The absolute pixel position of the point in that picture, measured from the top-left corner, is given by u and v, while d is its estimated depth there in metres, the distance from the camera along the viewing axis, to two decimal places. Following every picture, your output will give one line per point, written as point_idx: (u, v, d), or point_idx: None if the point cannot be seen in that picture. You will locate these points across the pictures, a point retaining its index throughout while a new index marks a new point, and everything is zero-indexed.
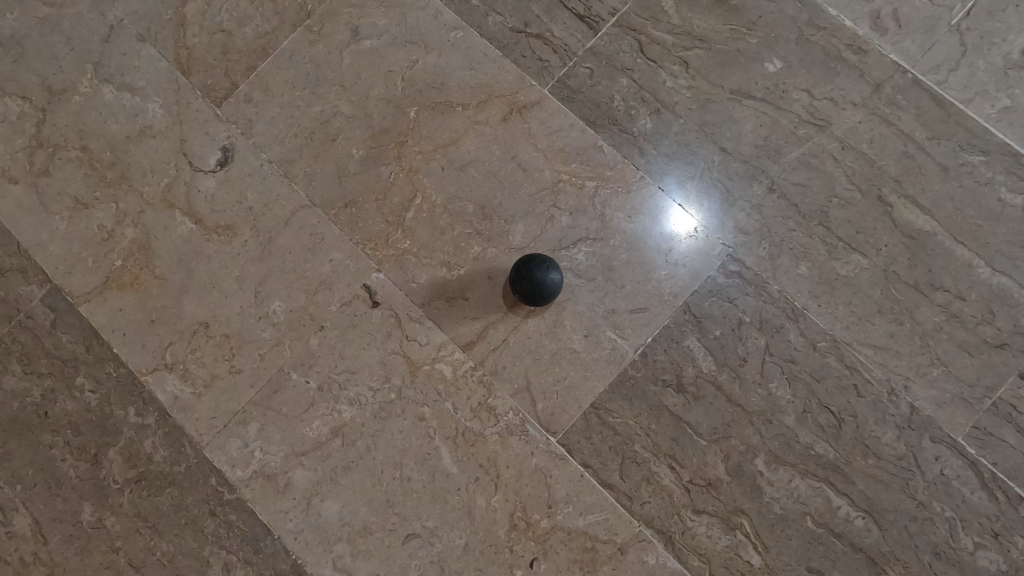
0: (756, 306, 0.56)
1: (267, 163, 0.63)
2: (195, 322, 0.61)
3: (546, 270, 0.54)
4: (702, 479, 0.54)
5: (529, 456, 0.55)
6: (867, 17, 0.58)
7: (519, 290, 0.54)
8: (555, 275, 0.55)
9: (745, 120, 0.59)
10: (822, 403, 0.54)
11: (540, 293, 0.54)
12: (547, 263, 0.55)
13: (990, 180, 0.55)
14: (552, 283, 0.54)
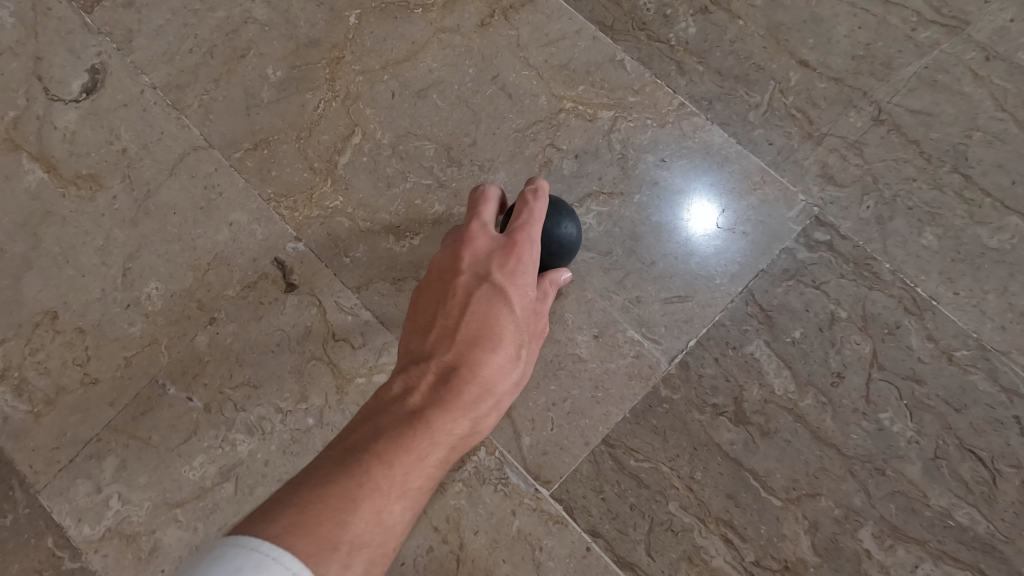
0: (856, 292, 0.37)
1: (150, 89, 0.45)
2: (40, 309, 0.43)
3: (554, 218, 0.34)
4: (775, 561, 0.35)
5: (507, 517, 0.36)
6: None
7: None
8: (569, 227, 0.34)
9: (835, 21, 0.40)
10: (963, 445, 0.34)
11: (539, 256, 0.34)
12: (554, 209, 0.34)
13: None
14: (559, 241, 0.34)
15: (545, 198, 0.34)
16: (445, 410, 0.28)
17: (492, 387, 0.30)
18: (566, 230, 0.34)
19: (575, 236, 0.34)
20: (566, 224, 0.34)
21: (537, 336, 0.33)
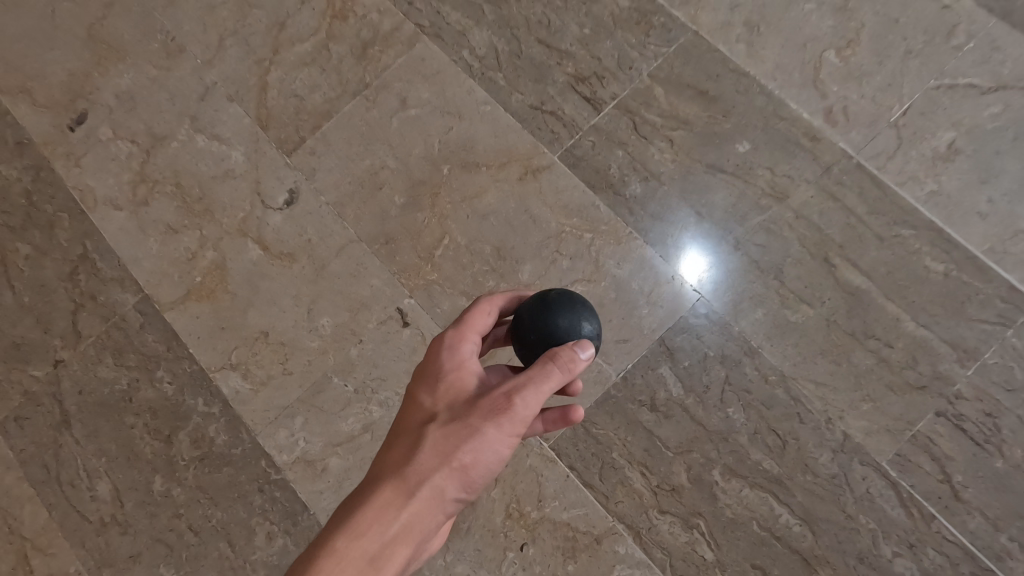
0: (719, 342, 0.67)
1: (324, 204, 0.77)
2: (259, 329, 0.74)
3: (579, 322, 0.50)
4: (668, 484, 0.64)
5: (525, 457, 0.66)
6: (822, 112, 0.71)
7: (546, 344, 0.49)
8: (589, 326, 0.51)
9: (718, 190, 0.71)
10: (770, 426, 0.64)
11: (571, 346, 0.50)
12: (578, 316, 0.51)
13: (918, 250, 0.67)
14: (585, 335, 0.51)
15: (569, 308, 0.51)
16: (364, 505, 0.37)
17: (406, 476, 0.38)
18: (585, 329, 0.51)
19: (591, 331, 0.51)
20: (585, 324, 0.50)
21: (466, 428, 0.40)
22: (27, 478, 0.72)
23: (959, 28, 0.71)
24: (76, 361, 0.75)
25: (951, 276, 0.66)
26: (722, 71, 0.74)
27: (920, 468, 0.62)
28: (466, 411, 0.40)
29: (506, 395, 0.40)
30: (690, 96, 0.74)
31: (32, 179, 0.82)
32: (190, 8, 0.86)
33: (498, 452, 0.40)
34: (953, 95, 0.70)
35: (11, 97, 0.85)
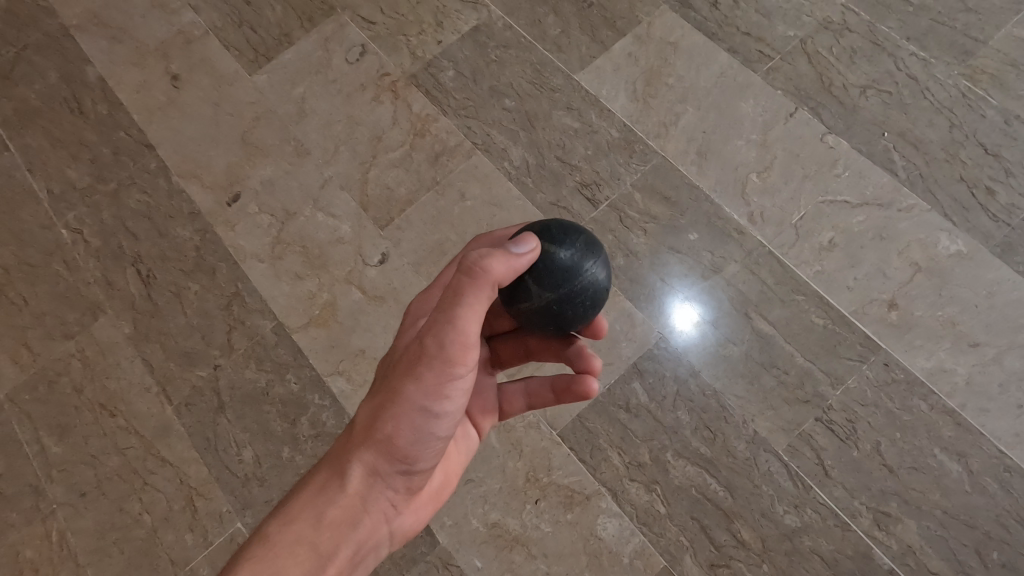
0: (673, 367, 1.00)
1: (405, 263, 1.11)
2: (358, 348, 1.07)
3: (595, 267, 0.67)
4: (636, 461, 0.96)
5: (540, 440, 0.98)
6: (746, 215, 1.06)
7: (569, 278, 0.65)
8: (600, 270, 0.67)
9: (675, 264, 1.05)
10: (705, 424, 0.96)
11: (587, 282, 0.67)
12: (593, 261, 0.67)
13: (807, 310, 1.00)
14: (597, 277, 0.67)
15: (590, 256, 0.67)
16: (323, 474, 0.65)
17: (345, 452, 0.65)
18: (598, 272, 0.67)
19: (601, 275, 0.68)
20: (598, 269, 0.67)
21: (379, 410, 0.63)
22: (194, 445, 1.05)
23: (839, 162, 1.07)
24: (229, 366, 1.09)
25: (829, 327, 0.98)
26: (681, 184, 1.09)
27: (803, 454, 0.93)
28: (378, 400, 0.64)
29: (400, 379, 0.61)
30: (659, 200, 1.09)
31: (201, 238, 1.17)
32: (314, 124, 1.23)
33: (419, 401, 0.61)
34: (833, 207, 1.04)
35: (187, 180, 1.22)
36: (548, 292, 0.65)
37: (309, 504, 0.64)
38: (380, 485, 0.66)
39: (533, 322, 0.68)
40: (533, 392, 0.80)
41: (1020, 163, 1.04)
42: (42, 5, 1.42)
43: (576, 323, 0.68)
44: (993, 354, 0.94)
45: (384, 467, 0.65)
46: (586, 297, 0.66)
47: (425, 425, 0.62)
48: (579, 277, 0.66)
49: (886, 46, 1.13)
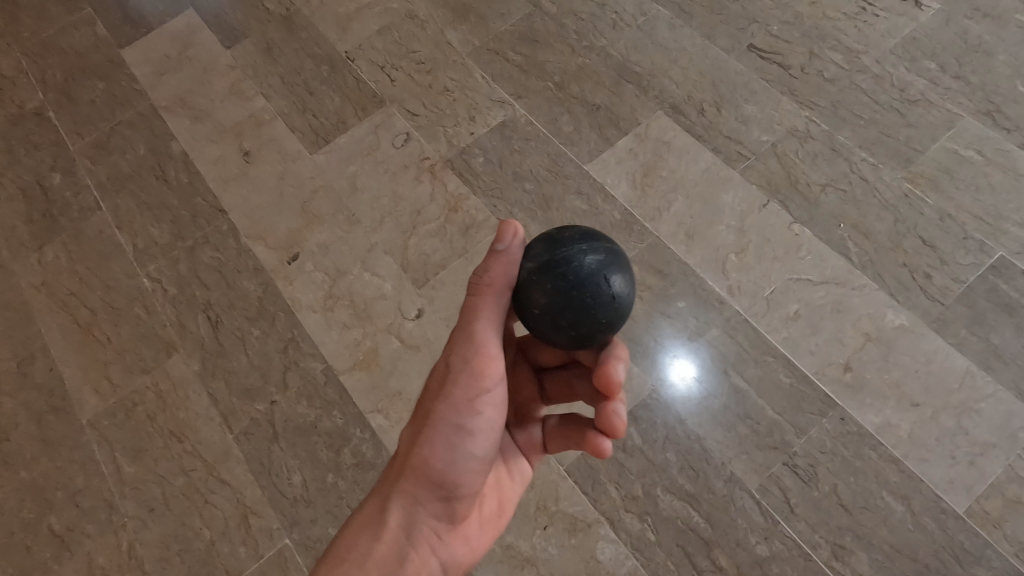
0: (663, 414, 1.18)
1: (437, 318, 1.31)
2: (395, 389, 1.26)
3: (613, 276, 0.71)
4: (631, 494, 1.12)
5: (549, 474, 1.15)
6: (726, 288, 1.27)
7: (584, 277, 0.70)
8: (617, 280, 0.72)
9: (666, 327, 1.25)
10: (690, 464, 1.14)
11: (601, 286, 0.71)
12: (612, 272, 0.72)
13: (776, 370, 1.19)
14: (614, 287, 0.71)
15: (612, 267, 0.72)
16: (369, 509, 0.78)
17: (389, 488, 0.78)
18: (615, 282, 0.71)
19: (618, 285, 0.72)
20: (615, 278, 0.71)
21: (416, 440, 0.78)
22: (250, 469, 1.22)
23: (803, 246, 1.29)
24: (284, 401, 1.27)
25: (795, 385, 1.17)
26: (672, 260, 1.31)
27: (772, 493, 1.10)
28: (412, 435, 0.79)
29: (432, 409, 0.77)
30: (654, 272, 1.30)
31: (263, 290, 1.38)
32: (364, 197, 1.46)
33: (450, 422, 0.76)
34: (798, 284, 1.25)
35: (253, 241, 1.44)
36: (528, 260, 0.73)
37: (361, 535, 0.75)
38: (423, 512, 0.78)
39: (521, 305, 0.74)
40: (569, 428, 0.90)
41: (952, 253, 1.25)
42: (136, 88, 1.69)
43: (558, 304, 0.70)
44: (931, 412, 1.13)
45: (425, 493, 0.77)
46: (570, 277, 0.70)
47: (460, 442, 0.76)
48: (562, 248, 0.72)
49: (843, 152, 1.37)
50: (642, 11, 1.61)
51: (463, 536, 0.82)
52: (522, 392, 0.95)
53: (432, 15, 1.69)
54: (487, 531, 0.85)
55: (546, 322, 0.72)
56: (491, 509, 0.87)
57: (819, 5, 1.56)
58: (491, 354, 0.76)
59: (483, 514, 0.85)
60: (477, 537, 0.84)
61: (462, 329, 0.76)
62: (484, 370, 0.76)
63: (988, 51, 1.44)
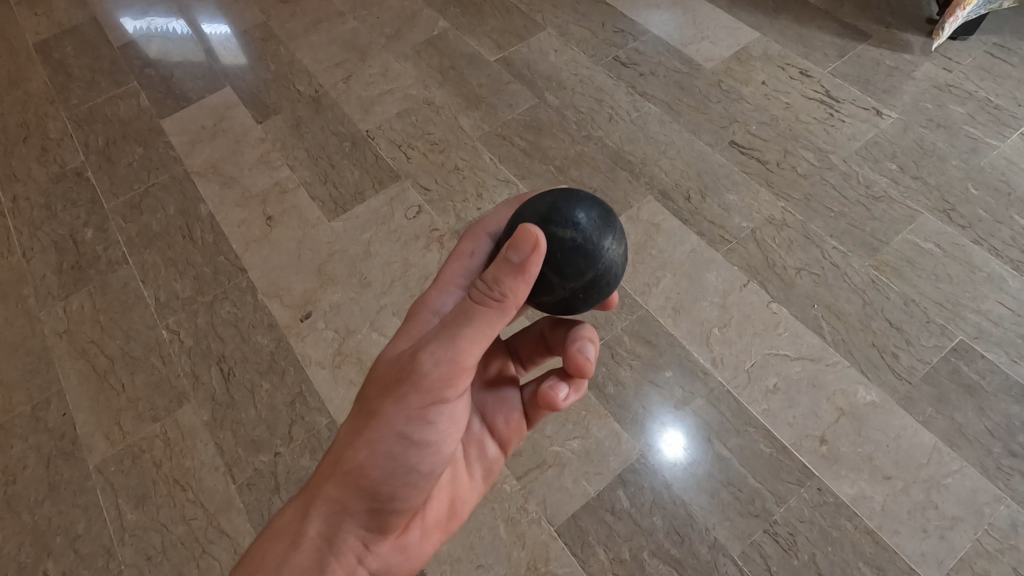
0: (650, 478, 1.24)
1: None
2: None
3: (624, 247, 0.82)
4: (619, 557, 1.17)
5: (540, 534, 1.20)
6: (710, 360, 1.36)
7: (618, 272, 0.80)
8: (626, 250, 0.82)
9: (654, 395, 1.33)
10: (675, 529, 1.19)
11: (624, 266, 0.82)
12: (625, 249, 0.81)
13: (756, 440, 1.27)
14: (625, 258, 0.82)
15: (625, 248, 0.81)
16: (293, 510, 0.79)
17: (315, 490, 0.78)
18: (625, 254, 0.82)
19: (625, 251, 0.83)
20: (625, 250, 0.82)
21: (352, 443, 0.77)
22: (251, 520, 1.26)
23: (780, 324, 1.40)
24: (288, 453, 1.32)
25: (774, 455, 1.25)
26: (660, 331, 1.41)
27: (753, 560, 1.16)
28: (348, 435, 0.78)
29: (374, 413, 0.76)
30: (643, 343, 1.39)
31: (276, 345, 1.46)
32: (376, 262, 1.57)
33: (395, 430, 0.75)
34: (777, 358, 1.35)
35: (270, 298, 1.54)
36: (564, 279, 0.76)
37: (282, 540, 0.77)
38: (352, 519, 0.78)
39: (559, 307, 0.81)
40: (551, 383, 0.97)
41: (917, 335, 1.36)
42: (172, 155, 1.84)
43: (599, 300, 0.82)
44: (902, 485, 1.20)
45: (358, 501, 0.77)
46: (609, 280, 0.79)
47: (402, 450, 0.76)
48: (602, 263, 0.77)
49: (815, 239, 1.51)
50: (635, 108, 1.80)
51: (396, 541, 0.83)
52: (494, 363, 0.98)
53: (446, 102, 1.88)
54: (424, 536, 0.87)
55: (580, 306, 0.81)
56: (433, 510, 0.89)
57: (792, 110, 1.75)
58: (463, 367, 0.73)
59: (423, 517, 0.87)
60: (414, 542, 0.86)
61: (437, 334, 0.73)
62: (451, 382, 0.74)
63: (942, 156, 1.62)
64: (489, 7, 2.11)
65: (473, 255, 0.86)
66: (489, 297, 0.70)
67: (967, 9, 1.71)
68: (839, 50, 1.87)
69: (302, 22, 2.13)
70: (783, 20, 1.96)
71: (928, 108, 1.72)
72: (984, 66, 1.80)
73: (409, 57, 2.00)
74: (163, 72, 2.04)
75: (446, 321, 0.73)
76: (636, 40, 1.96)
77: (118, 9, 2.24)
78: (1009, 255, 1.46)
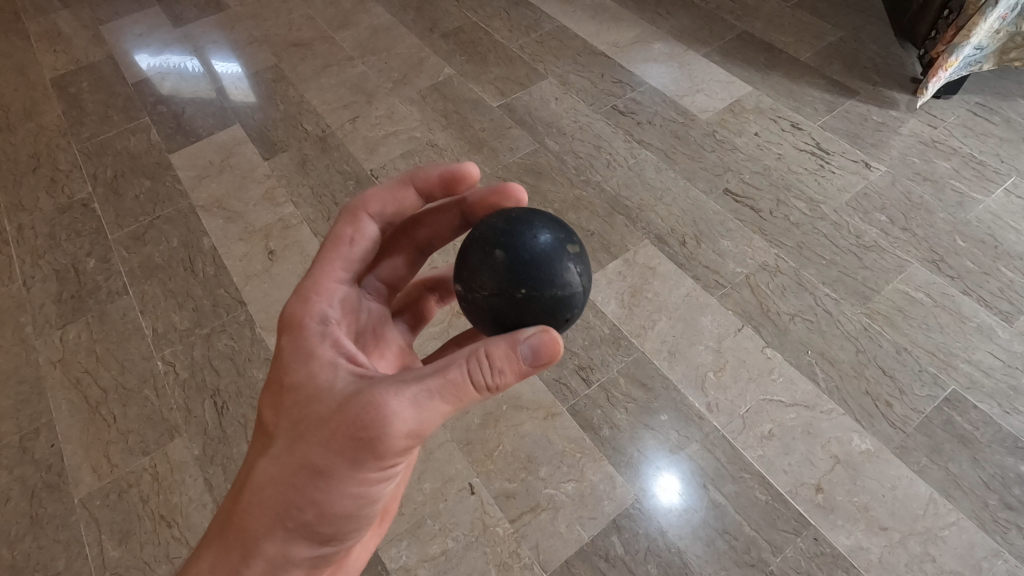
0: (645, 525, 1.23)
1: None
2: None
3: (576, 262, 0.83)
4: None
5: None
6: (706, 404, 1.37)
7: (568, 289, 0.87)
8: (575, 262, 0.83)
9: (650, 439, 1.32)
10: None
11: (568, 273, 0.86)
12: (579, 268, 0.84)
13: (751, 487, 1.26)
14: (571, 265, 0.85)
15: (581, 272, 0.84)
16: (227, 555, 0.76)
17: (249, 536, 0.75)
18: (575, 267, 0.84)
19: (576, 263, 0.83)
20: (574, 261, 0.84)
21: (292, 498, 0.72)
22: None
23: (775, 370, 1.41)
24: None
25: (770, 502, 1.24)
26: (655, 374, 1.41)
27: None
28: (283, 485, 0.72)
29: (318, 473, 0.70)
30: (639, 386, 1.40)
31: None
32: None
33: (347, 491, 0.72)
34: (772, 404, 1.36)
35: (268, 332, 1.54)
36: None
37: None
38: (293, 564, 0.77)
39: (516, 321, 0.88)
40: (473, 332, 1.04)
41: (910, 384, 1.37)
42: (178, 188, 1.87)
43: None
44: (898, 536, 1.20)
45: (301, 549, 0.76)
46: None
47: (354, 505, 0.74)
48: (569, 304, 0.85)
49: (808, 286, 1.54)
50: (632, 155, 1.86)
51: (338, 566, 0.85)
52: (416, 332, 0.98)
53: (449, 145, 1.93)
54: (364, 551, 0.89)
55: None
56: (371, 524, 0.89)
57: (784, 161, 1.81)
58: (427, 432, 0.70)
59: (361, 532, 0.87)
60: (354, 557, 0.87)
61: (408, 407, 0.67)
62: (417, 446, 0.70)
63: (929, 209, 1.67)
64: (493, 56, 2.20)
65: (353, 242, 0.84)
66: (480, 377, 0.68)
67: (949, 70, 1.79)
68: (828, 105, 1.95)
69: (312, 65, 2.21)
70: (775, 76, 2.05)
71: (914, 162, 1.78)
72: (967, 124, 1.88)
73: (414, 101, 2.07)
74: (175, 108, 2.10)
75: (419, 390, 0.67)
76: (633, 90, 2.04)
77: (135, 48, 2.32)
78: (997, 306, 1.49)
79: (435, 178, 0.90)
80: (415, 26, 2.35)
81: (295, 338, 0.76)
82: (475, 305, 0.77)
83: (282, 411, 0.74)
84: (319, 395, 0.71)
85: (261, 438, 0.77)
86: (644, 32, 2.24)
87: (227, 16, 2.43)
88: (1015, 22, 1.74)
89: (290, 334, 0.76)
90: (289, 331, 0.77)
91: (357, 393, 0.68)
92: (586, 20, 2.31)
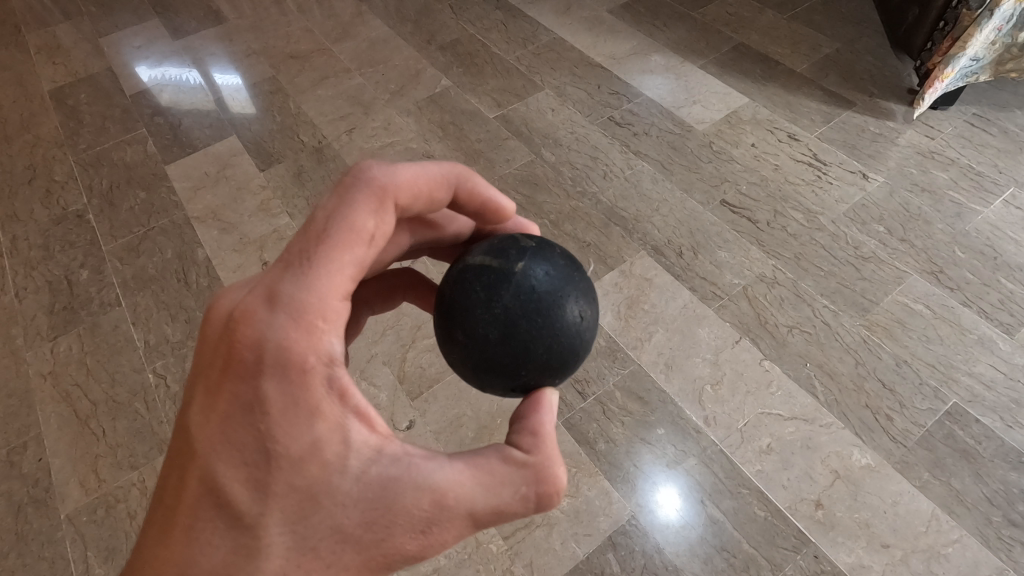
0: (640, 542, 1.20)
1: (427, 431, 1.34)
2: None
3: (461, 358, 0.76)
4: None
5: None
6: (704, 418, 1.34)
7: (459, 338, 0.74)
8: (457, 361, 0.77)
9: (646, 453, 1.30)
10: None
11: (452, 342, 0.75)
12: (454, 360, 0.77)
13: (750, 503, 1.24)
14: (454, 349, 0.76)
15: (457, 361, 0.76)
16: None
17: None
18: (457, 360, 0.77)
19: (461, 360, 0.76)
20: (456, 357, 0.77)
21: None
22: None
23: (773, 382, 1.39)
24: None
25: (768, 518, 1.22)
26: (652, 387, 1.39)
27: None
28: None
29: None
30: (636, 399, 1.38)
31: None
32: None
33: None
34: (770, 418, 1.34)
35: None
36: (516, 260, 0.74)
37: None
38: None
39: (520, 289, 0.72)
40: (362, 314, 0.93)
41: (911, 398, 1.35)
42: (174, 200, 1.87)
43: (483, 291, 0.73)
44: (901, 554, 1.17)
45: None
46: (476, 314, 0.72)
47: None
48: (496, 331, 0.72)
49: (806, 298, 1.52)
50: (629, 166, 1.85)
51: None
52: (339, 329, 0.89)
53: (445, 156, 1.93)
54: None
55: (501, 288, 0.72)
56: None
57: (780, 171, 1.80)
58: None
59: None
60: None
61: (449, 536, 0.61)
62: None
63: (928, 220, 1.66)
64: (490, 68, 2.20)
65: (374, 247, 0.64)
66: (526, 512, 0.63)
67: (944, 81, 1.79)
68: (825, 116, 1.95)
69: (310, 77, 2.22)
70: (771, 88, 2.05)
71: (912, 173, 1.77)
72: (965, 134, 1.87)
73: (411, 112, 2.07)
74: (172, 119, 2.10)
75: (465, 521, 0.61)
76: (631, 101, 2.04)
77: (135, 60, 2.33)
78: (998, 318, 1.47)
79: (479, 195, 0.77)
80: (412, 38, 2.35)
81: (300, 394, 0.58)
82: (577, 361, 0.76)
83: (275, 502, 0.58)
84: (332, 490, 0.59)
85: (220, 525, 0.59)
86: (641, 44, 2.25)
87: (226, 29, 2.44)
88: (1010, 34, 1.73)
89: (291, 384, 0.58)
90: (289, 379, 0.58)
91: (394, 507, 0.59)
92: (584, 32, 2.32)
